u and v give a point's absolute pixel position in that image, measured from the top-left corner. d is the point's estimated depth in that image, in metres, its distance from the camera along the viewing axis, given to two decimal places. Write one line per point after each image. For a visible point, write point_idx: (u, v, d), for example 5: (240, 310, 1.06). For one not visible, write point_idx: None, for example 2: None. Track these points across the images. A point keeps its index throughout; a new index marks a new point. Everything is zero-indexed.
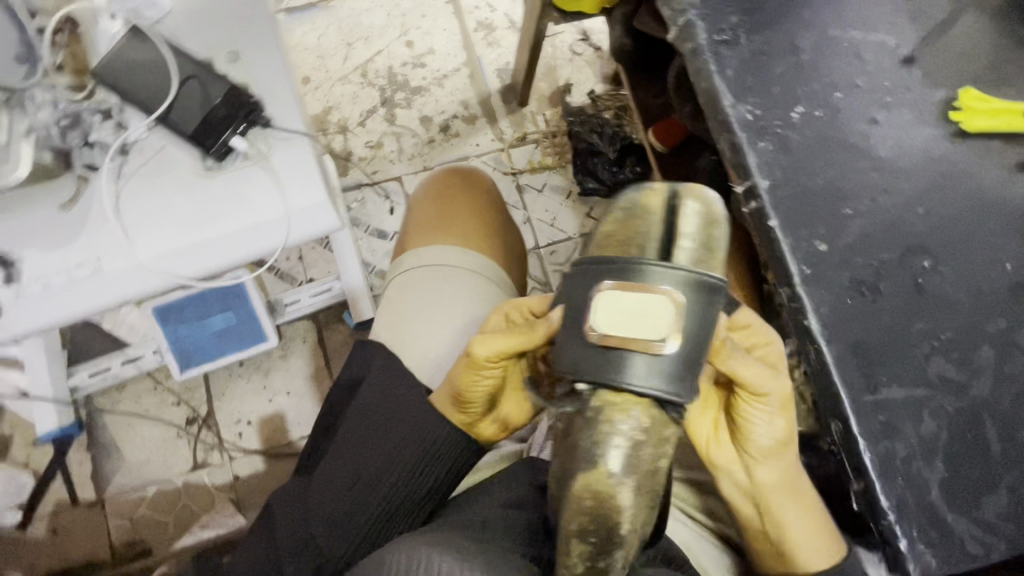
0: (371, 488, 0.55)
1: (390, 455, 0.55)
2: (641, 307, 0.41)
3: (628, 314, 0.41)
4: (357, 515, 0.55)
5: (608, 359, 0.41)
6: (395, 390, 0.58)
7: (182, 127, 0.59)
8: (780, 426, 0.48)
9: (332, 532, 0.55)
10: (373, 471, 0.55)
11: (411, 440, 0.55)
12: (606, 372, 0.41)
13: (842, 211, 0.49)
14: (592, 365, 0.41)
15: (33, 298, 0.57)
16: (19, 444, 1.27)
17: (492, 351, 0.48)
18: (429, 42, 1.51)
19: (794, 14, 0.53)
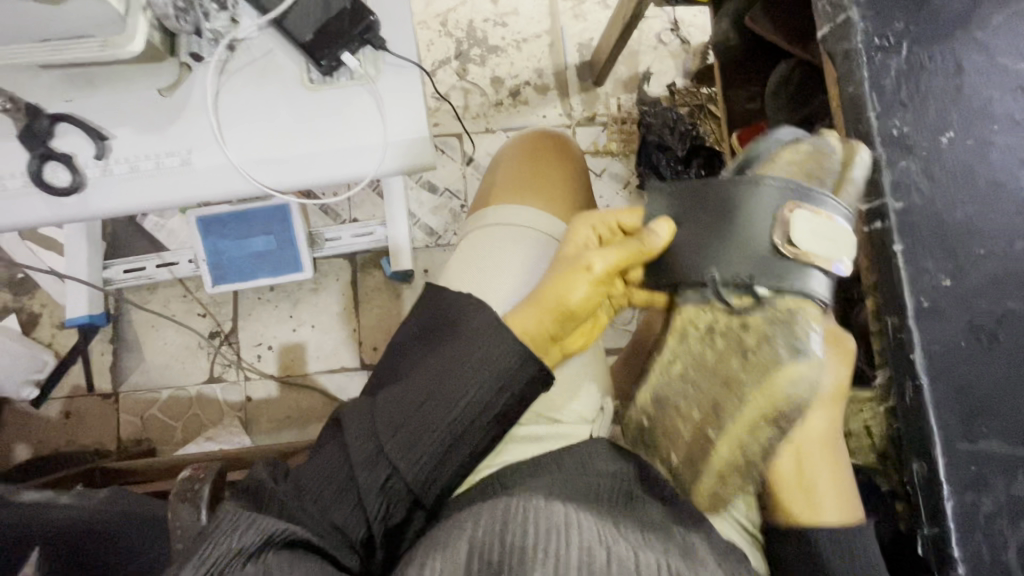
0: (443, 405, 0.53)
1: (465, 376, 0.54)
2: (832, 231, 0.48)
3: (822, 233, 0.48)
4: (428, 432, 0.53)
5: (787, 267, 0.49)
6: (473, 312, 0.56)
7: (294, 33, 0.55)
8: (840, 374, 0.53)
9: (400, 446, 0.53)
10: (449, 388, 0.54)
11: (488, 363, 0.53)
12: (787, 279, 0.49)
13: (975, 250, 0.46)
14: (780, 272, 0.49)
15: (122, 179, 0.57)
16: (45, 325, 1.28)
17: (607, 262, 0.53)
18: (514, 2, 1.45)
19: (963, 32, 0.49)
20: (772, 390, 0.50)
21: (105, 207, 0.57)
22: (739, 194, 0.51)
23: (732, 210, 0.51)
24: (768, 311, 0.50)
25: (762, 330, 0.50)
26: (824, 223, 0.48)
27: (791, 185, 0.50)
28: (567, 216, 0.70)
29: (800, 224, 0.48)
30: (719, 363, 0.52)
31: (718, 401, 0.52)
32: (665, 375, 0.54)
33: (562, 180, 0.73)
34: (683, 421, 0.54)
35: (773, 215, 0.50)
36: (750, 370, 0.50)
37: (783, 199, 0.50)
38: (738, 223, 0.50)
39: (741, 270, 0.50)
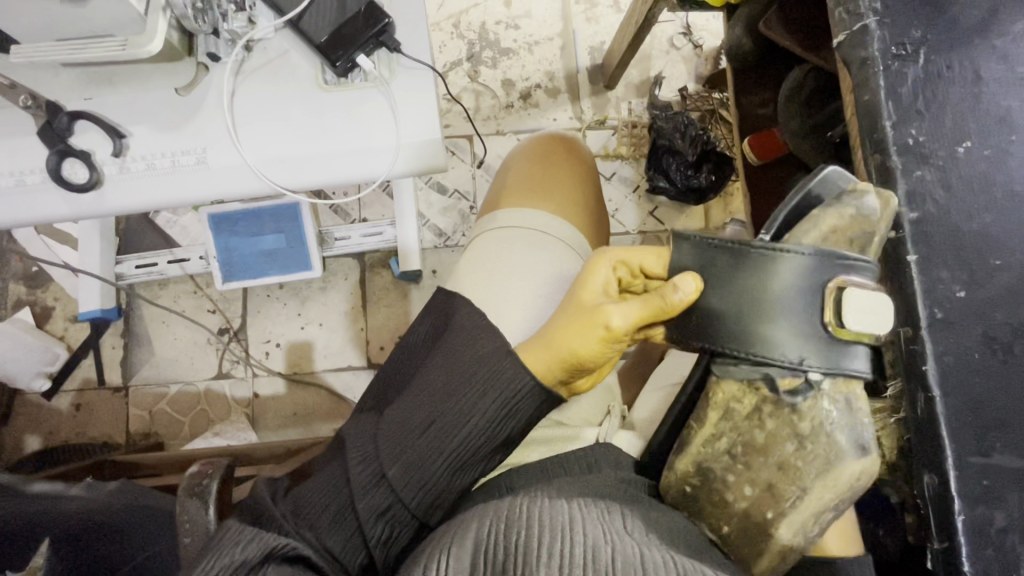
0: (444, 435, 0.54)
1: (465, 406, 0.54)
2: (879, 304, 0.43)
3: (869, 309, 0.43)
4: (429, 461, 0.54)
5: (832, 348, 0.45)
6: (476, 342, 0.56)
7: (311, 34, 0.57)
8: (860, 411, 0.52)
9: (401, 473, 0.54)
10: (449, 417, 0.54)
11: (488, 393, 0.54)
12: (831, 360, 0.45)
13: (991, 261, 0.46)
14: (824, 354, 0.45)
15: (138, 176, 0.57)
16: (58, 318, 1.30)
17: (630, 320, 0.49)
18: (527, 5, 1.46)
19: (983, 42, 0.49)
20: (834, 479, 0.45)
21: (121, 205, 0.58)
22: (778, 265, 0.46)
23: (768, 283, 0.46)
24: (814, 394, 0.46)
25: (808, 416, 0.46)
26: (871, 296, 0.43)
27: (838, 253, 0.45)
28: (578, 220, 0.70)
29: (848, 302, 0.43)
30: (766, 444, 0.47)
31: (770, 485, 0.47)
32: (706, 450, 0.50)
33: (573, 183, 0.73)
34: (732, 495, 0.49)
35: (816, 290, 0.45)
36: (802, 456, 0.46)
37: (828, 271, 0.45)
38: (778, 296, 0.46)
39: (782, 348, 0.46)
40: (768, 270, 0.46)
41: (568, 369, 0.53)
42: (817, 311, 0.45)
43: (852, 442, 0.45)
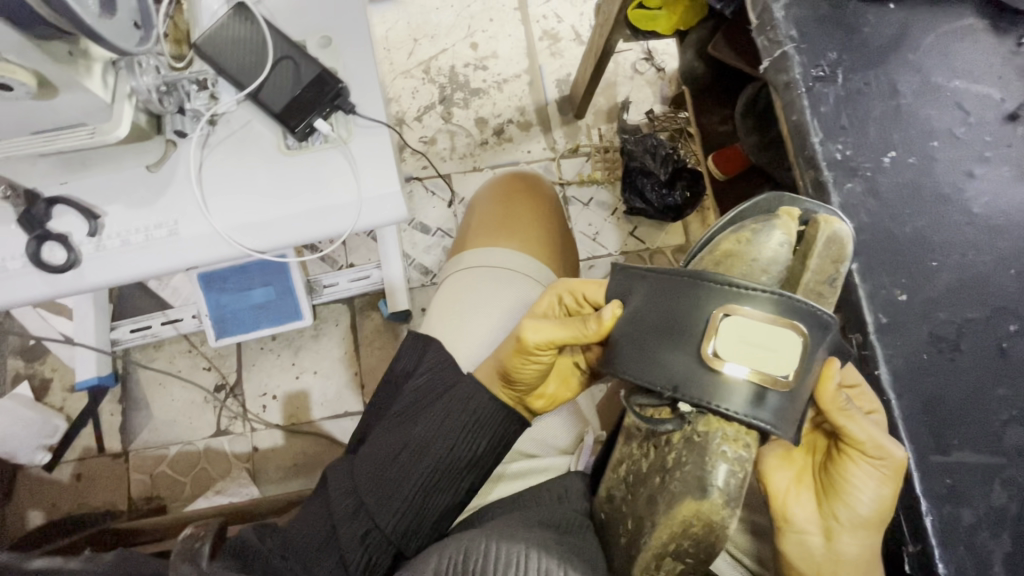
0: (416, 458, 0.56)
1: (433, 427, 0.56)
2: (761, 339, 0.40)
3: (751, 342, 0.40)
4: (403, 485, 0.56)
5: (711, 383, 0.41)
6: (449, 372, 0.61)
7: (271, 105, 0.61)
8: (882, 496, 0.45)
9: (377, 501, 0.56)
10: (420, 438, 0.56)
11: (453, 414, 0.56)
12: (708, 396, 0.41)
13: (929, 262, 0.47)
14: (702, 389, 0.41)
15: (113, 251, 0.60)
16: (57, 389, 1.31)
17: (542, 338, 0.51)
18: (493, 46, 1.52)
19: (897, 57, 0.52)
20: (679, 513, 0.42)
21: (100, 279, 0.60)
22: (687, 288, 0.42)
23: (670, 302, 0.43)
24: (684, 427, 0.43)
25: (679, 447, 0.43)
26: (754, 330, 0.40)
27: (731, 281, 0.41)
28: (543, 253, 0.73)
29: (729, 333, 0.40)
30: (647, 475, 0.45)
31: (638, 516, 0.45)
32: (612, 474, 0.48)
33: (535, 218, 0.76)
34: (620, 527, 0.47)
35: (701, 317, 0.41)
36: (668, 491, 0.43)
37: (716, 300, 0.41)
38: (677, 320, 0.42)
39: (661, 378, 0.42)
40: (673, 291, 0.43)
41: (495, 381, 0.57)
42: (695, 337, 0.41)
43: (716, 479, 0.42)
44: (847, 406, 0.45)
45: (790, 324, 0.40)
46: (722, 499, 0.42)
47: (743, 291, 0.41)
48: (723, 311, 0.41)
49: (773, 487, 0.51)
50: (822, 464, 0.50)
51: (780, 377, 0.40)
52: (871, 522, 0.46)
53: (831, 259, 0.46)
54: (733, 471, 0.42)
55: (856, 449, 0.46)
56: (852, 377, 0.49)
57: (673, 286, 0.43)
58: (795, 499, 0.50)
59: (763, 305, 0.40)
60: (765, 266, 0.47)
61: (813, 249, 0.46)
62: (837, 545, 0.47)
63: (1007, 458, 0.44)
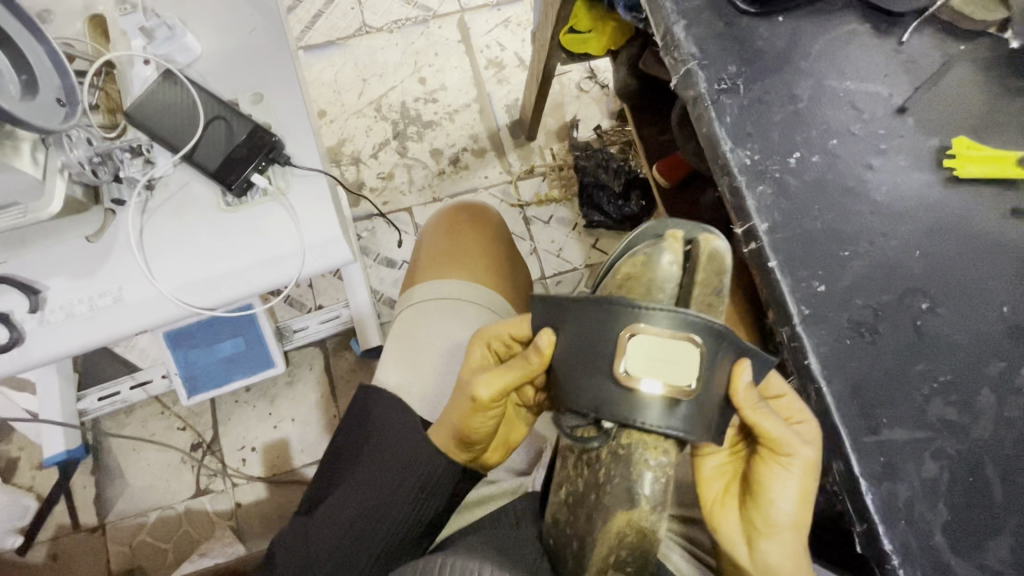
0: (371, 521, 0.57)
1: (386, 490, 0.57)
2: (666, 353, 0.42)
3: (656, 357, 0.42)
4: (360, 547, 0.57)
5: (628, 401, 0.43)
6: (403, 423, 0.59)
7: (206, 165, 0.62)
8: (799, 494, 0.46)
9: (336, 564, 0.57)
10: (378, 495, 0.57)
11: (405, 472, 0.57)
12: (628, 413, 0.43)
13: (841, 253, 0.50)
14: (618, 407, 0.43)
15: (56, 325, 0.59)
16: (25, 468, 1.27)
17: (495, 390, 0.50)
18: (441, 79, 1.56)
19: (791, 65, 0.56)
20: (614, 526, 0.45)
21: (45, 355, 0.60)
22: (593, 314, 0.44)
23: (584, 327, 0.45)
24: (609, 442, 0.46)
25: (607, 461, 0.46)
26: (657, 346, 0.42)
27: (633, 302, 0.43)
28: (491, 279, 0.74)
29: (637, 351, 0.42)
30: (582, 496, 0.47)
31: (581, 535, 0.47)
32: (555, 498, 0.49)
33: (482, 246, 0.77)
34: (568, 551, 0.48)
35: (612, 338, 0.43)
36: (601, 509, 0.46)
37: (624, 322, 0.43)
38: (590, 343, 0.44)
39: (583, 400, 0.44)
40: (585, 315, 0.45)
41: (445, 437, 0.56)
42: (609, 359, 0.43)
43: (640, 487, 0.45)
44: (762, 405, 0.46)
45: (688, 336, 0.42)
46: (648, 504, 0.45)
47: (644, 310, 0.43)
48: (628, 331, 0.43)
49: (705, 494, 0.52)
50: (743, 470, 0.51)
51: (685, 387, 0.42)
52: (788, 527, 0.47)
53: (715, 272, 0.51)
54: (653, 477, 0.45)
55: (770, 451, 0.47)
56: (778, 387, 0.50)
57: (583, 311, 0.45)
58: (721, 507, 0.51)
59: (663, 321, 0.42)
60: (660, 285, 0.50)
61: (699, 264, 0.50)
62: (759, 551, 0.48)
63: (934, 431, 0.46)
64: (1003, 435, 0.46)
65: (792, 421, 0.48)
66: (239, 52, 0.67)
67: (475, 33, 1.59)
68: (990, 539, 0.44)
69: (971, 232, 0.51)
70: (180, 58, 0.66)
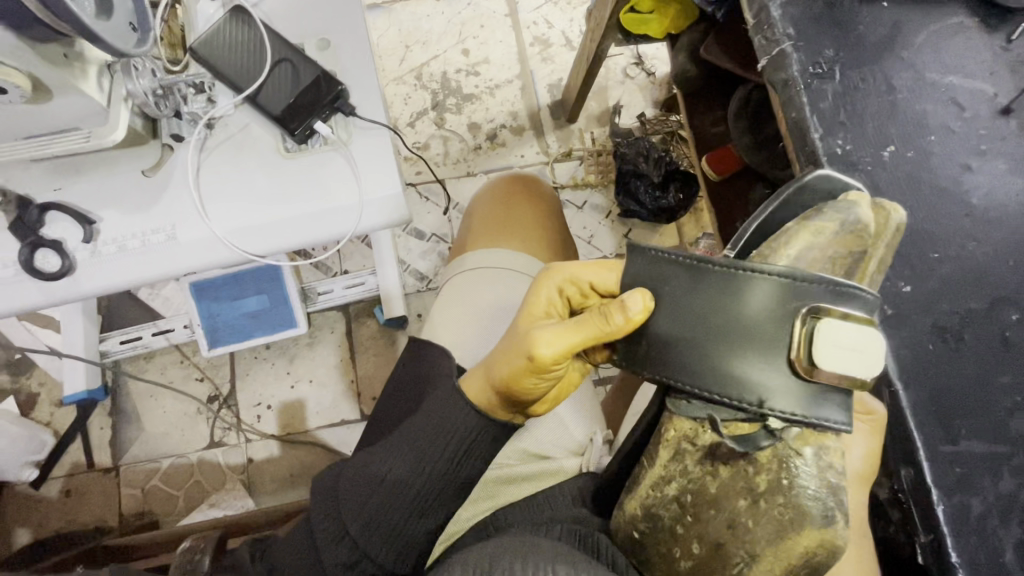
0: (401, 488, 0.57)
1: (417, 459, 0.57)
2: (848, 341, 0.38)
3: (845, 346, 0.38)
4: (388, 513, 0.57)
5: (795, 390, 0.39)
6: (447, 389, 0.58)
7: (269, 108, 0.60)
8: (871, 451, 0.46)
9: (374, 517, 0.57)
10: (417, 457, 0.57)
11: (437, 442, 0.57)
12: (791, 407, 0.39)
13: (930, 255, 0.48)
14: (792, 399, 0.39)
15: (107, 258, 0.59)
16: (44, 403, 1.28)
17: (557, 350, 0.48)
18: (485, 52, 1.53)
19: (891, 54, 0.53)
20: (797, 545, 0.41)
21: (94, 287, 0.59)
22: (754, 290, 0.39)
23: (742, 306, 0.39)
24: (774, 443, 0.41)
25: (767, 464, 0.41)
26: (839, 333, 0.38)
27: (814, 281, 0.38)
28: (543, 254, 0.73)
29: (820, 338, 0.38)
30: (717, 496, 0.42)
31: (717, 543, 0.42)
32: (656, 493, 0.44)
33: (535, 217, 0.76)
34: (677, 548, 0.44)
35: (783, 320, 0.39)
36: (753, 515, 0.41)
37: (799, 302, 0.38)
38: (753, 326, 0.39)
39: (745, 393, 0.39)
40: (746, 291, 0.39)
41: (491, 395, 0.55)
42: (782, 348, 0.39)
43: (809, 494, 0.40)
44: None
45: (864, 318, 0.38)
46: (818, 514, 0.40)
47: (822, 290, 0.38)
48: (815, 312, 0.38)
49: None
50: None
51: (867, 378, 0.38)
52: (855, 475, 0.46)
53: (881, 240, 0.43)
54: (819, 486, 0.40)
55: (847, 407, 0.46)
56: None
57: (741, 288, 0.39)
58: None
59: (844, 303, 0.38)
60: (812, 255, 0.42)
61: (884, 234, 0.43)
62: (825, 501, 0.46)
63: (1013, 446, 0.44)
64: None
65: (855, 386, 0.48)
66: None
67: (524, 7, 1.55)
68: None
69: None
70: None
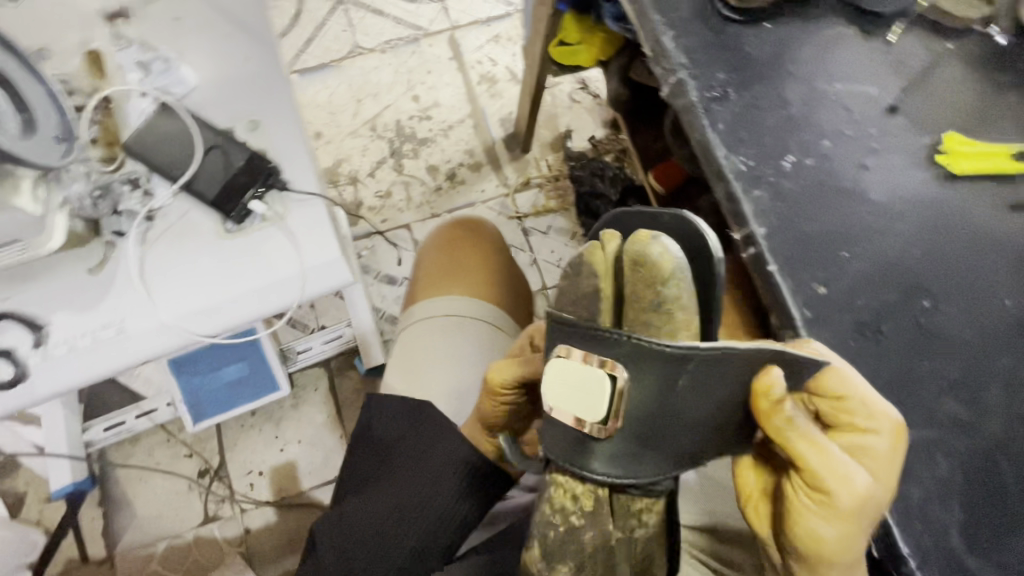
0: (400, 527, 0.58)
1: (422, 497, 0.58)
2: (597, 394, 0.39)
3: (575, 389, 0.40)
4: (390, 550, 0.58)
5: (591, 449, 0.40)
6: (446, 437, 0.60)
7: (205, 194, 0.63)
8: (839, 529, 0.40)
9: (370, 556, 0.58)
10: (413, 501, 0.58)
11: (447, 479, 0.58)
12: (589, 464, 0.40)
13: (841, 254, 0.50)
14: (613, 462, 0.40)
15: (59, 360, 0.60)
16: (31, 502, 1.26)
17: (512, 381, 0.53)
18: (434, 96, 1.57)
19: (780, 70, 0.56)
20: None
21: (50, 390, 0.59)
22: (597, 351, 0.40)
23: (578, 366, 0.40)
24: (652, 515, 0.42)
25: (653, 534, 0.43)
26: (584, 385, 0.40)
27: (639, 341, 0.38)
28: (491, 294, 0.75)
29: (554, 381, 0.41)
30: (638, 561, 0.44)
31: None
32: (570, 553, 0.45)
33: (479, 260, 0.78)
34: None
35: (602, 381, 0.39)
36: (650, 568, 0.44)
37: (624, 364, 0.39)
38: (586, 385, 0.40)
39: (583, 455, 0.41)
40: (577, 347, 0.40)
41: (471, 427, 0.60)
42: (594, 405, 0.39)
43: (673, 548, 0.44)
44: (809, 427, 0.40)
45: (654, 371, 0.39)
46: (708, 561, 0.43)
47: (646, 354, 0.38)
48: (562, 356, 0.41)
49: (743, 486, 0.48)
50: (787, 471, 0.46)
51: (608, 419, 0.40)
52: (830, 556, 0.41)
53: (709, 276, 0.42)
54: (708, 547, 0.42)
55: (806, 478, 0.41)
56: (838, 385, 0.42)
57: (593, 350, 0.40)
58: (755, 510, 0.47)
59: (657, 366, 0.38)
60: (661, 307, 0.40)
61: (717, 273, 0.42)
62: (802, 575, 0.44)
63: (943, 429, 0.46)
64: (1015, 429, 0.46)
65: (856, 423, 0.42)
66: (233, 80, 0.68)
67: (466, 49, 1.60)
68: (1008, 538, 0.44)
69: (970, 228, 0.51)
70: (177, 89, 0.67)
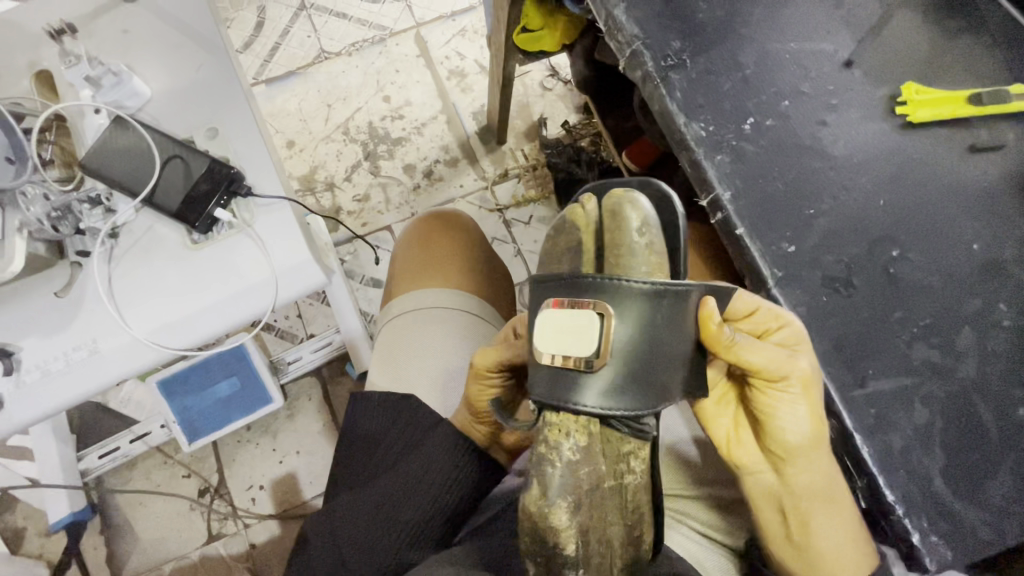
0: (389, 517, 0.56)
1: (412, 485, 0.57)
2: (586, 331, 0.41)
3: (567, 333, 0.42)
4: (381, 542, 0.55)
5: (580, 382, 0.42)
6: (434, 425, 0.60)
7: (167, 206, 0.62)
8: (806, 417, 0.45)
9: (360, 549, 0.55)
10: (402, 489, 0.57)
11: (439, 467, 0.57)
12: (577, 397, 0.42)
13: (807, 211, 0.50)
14: (607, 398, 0.42)
15: (32, 385, 0.59)
16: (31, 536, 1.24)
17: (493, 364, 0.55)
18: (405, 94, 1.56)
19: (733, 33, 0.56)
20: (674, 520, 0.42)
21: (25, 417, 0.58)
22: (584, 295, 0.42)
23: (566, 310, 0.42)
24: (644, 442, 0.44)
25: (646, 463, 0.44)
26: (573, 320, 0.42)
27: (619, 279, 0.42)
28: (469, 285, 0.75)
29: (549, 327, 0.43)
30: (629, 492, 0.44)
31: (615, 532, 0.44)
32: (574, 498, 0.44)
33: (455, 252, 0.77)
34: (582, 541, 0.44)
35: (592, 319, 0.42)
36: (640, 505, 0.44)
37: (609, 300, 0.42)
38: (573, 326, 0.42)
39: (577, 395, 0.42)
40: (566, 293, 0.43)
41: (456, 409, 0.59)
42: (584, 344, 0.42)
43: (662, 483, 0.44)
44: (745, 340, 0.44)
45: (640, 305, 0.42)
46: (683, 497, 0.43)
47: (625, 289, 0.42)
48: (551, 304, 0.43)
49: (715, 436, 0.52)
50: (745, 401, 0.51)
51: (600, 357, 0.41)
52: (805, 448, 0.46)
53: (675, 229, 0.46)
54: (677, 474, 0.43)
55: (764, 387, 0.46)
56: (749, 303, 0.46)
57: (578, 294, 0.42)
58: (739, 445, 0.51)
59: (640, 299, 0.42)
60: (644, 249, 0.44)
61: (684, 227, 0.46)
62: (790, 477, 0.48)
63: (919, 376, 0.46)
64: (990, 370, 0.46)
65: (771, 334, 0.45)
66: (187, 89, 0.67)
67: (433, 45, 1.59)
68: (989, 477, 0.45)
69: (932, 175, 0.51)
70: (130, 102, 0.65)
